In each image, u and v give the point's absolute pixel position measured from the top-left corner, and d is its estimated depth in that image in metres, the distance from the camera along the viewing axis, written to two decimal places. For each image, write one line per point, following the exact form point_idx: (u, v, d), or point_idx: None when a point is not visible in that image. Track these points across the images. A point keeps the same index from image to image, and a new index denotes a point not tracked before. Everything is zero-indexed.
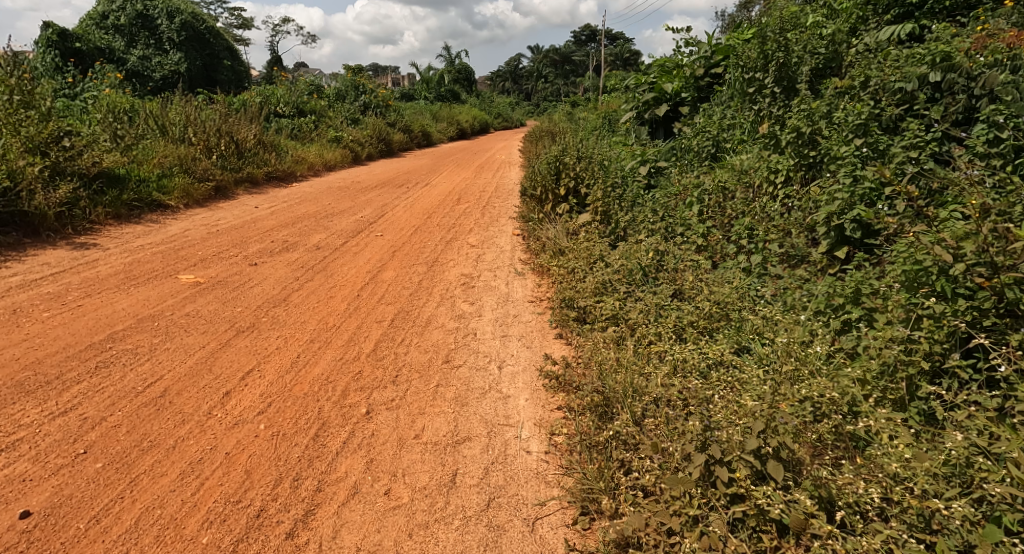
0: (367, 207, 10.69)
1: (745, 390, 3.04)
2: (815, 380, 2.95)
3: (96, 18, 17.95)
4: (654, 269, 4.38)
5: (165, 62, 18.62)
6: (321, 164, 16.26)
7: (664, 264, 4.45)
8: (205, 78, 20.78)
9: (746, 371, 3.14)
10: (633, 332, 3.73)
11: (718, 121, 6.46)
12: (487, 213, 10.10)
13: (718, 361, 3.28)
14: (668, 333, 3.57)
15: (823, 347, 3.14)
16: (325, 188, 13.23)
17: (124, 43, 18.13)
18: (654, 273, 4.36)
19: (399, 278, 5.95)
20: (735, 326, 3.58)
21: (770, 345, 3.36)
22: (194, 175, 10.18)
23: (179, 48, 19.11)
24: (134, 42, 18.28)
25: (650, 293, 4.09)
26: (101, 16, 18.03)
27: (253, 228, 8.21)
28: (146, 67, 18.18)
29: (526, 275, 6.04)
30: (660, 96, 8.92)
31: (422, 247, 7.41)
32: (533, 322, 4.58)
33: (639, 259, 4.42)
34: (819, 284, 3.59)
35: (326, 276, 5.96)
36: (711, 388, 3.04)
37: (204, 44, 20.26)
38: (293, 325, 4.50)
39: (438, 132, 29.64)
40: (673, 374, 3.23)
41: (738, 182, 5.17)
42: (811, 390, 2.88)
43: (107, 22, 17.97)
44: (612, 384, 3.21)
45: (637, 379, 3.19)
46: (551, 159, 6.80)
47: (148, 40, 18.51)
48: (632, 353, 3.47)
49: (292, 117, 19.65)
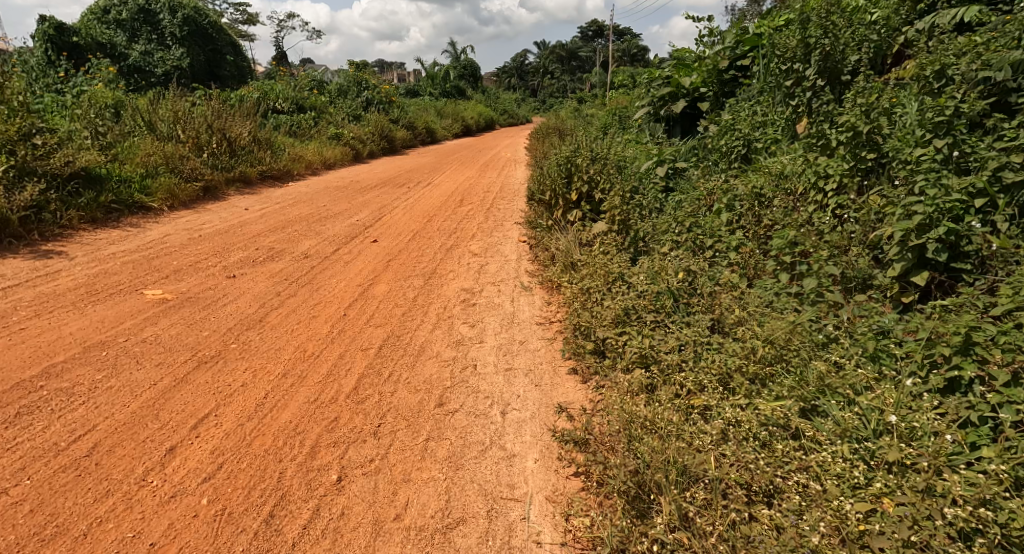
0: (364, 209, 10.10)
1: (822, 474, 2.49)
2: (932, 474, 2.36)
3: (96, 13, 17.56)
4: (685, 293, 3.77)
5: (167, 58, 18.22)
6: (320, 163, 15.70)
7: (696, 287, 3.84)
8: (207, 73, 20.32)
9: (826, 448, 2.59)
10: (668, 381, 3.14)
11: (748, 119, 5.83)
12: (491, 216, 9.50)
13: (782, 426, 2.74)
14: (713, 385, 3.00)
15: (935, 423, 2.48)
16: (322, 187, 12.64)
17: (125, 39, 17.75)
18: (684, 298, 3.74)
19: (391, 293, 5.36)
20: (795, 376, 2.97)
21: (848, 409, 2.72)
22: (180, 175, 9.61)
23: (181, 43, 18.72)
24: (136, 38, 17.90)
25: (683, 325, 3.49)
26: (102, 11, 17.66)
27: (240, 232, 7.64)
28: (149, 63, 17.81)
29: (533, 289, 5.44)
30: (678, 91, 8.28)
31: (420, 256, 6.81)
32: (541, 353, 3.97)
33: (667, 281, 3.81)
34: (904, 326, 2.98)
35: (310, 291, 5.38)
36: (782, 469, 2.55)
37: (208, 40, 19.90)
38: (265, 353, 3.92)
39: (442, 129, 29.03)
40: (724, 440, 2.72)
41: (776, 188, 4.55)
42: (930, 487, 2.33)
43: (109, 17, 17.62)
44: (648, 460, 2.61)
45: (683, 457, 2.61)
46: (562, 160, 6.17)
47: (151, 36, 18.14)
48: (671, 413, 2.90)
49: (292, 113, 19.09)
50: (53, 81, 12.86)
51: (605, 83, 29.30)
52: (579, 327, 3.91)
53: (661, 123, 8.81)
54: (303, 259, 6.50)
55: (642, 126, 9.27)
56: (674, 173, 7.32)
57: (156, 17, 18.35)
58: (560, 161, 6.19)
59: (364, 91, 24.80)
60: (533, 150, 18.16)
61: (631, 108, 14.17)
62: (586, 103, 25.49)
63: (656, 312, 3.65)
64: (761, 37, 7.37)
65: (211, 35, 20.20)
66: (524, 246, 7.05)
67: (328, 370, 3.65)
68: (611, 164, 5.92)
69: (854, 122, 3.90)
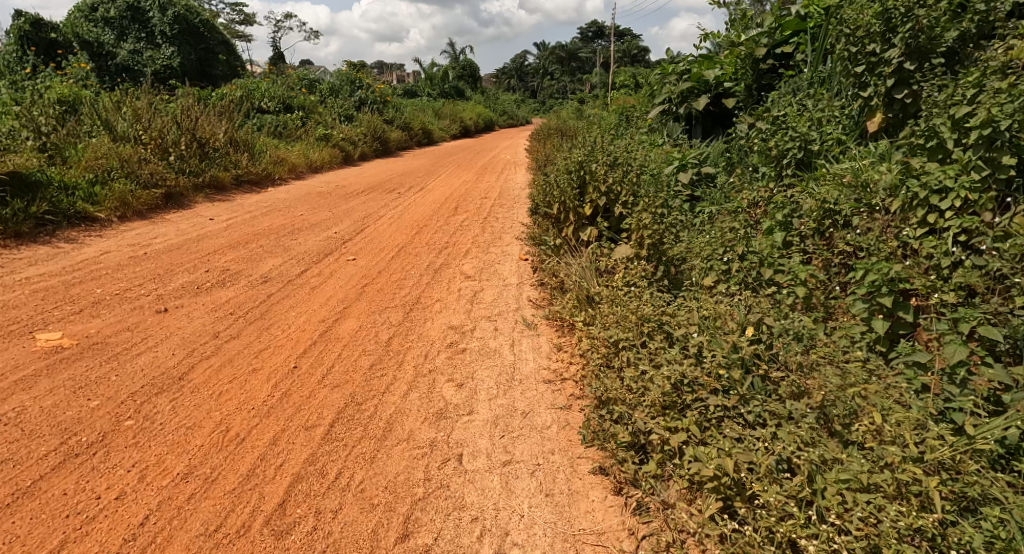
0: (346, 219, 9.06)
1: None
2: None
3: (83, 10, 16.59)
4: (757, 362, 2.77)
5: (157, 57, 17.25)
6: (304, 166, 14.68)
7: (768, 356, 2.82)
8: (200, 74, 19.17)
9: None
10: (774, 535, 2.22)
11: (804, 115, 4.80)
12: (488, 227, 8.49)
13: None
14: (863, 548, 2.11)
15: None
16: (304, 193, 11.59)
17: (113, 37, 16.77)
18: (756, 370, 2.74)
19: (359, 333, 4.33)
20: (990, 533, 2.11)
21: None
22: (137, 180, 8.57)
23: (171, 41, 17.71)
24: (124, 36, 16.93)
25: (770, 422, 2.53)
26: (90, 8, 16.70)
27: (194, 247, 6.60)
28: (138, 62, 16.80)
29: (538, 326, 4.43)
30: (700, 86, 7.26)
31: (401, 280, 5.77)
32: (552, 436, 2.95)
33: (731, 348, 2.79)
34: None
35: (257, 327, 4.36)
36: None
37: (198, 38, 18.73)
38: (168, 426, 2.90)
39: (439, 131, 27.99)
40: None
41: (857, 203, 3.63)
42: None
43: (96, 15, 16.62)
44: None
45: None
46: (574, 165, 5.05)
47: (140, 34, 17.19)
48: None
49: (279, 113, 18.06)
50: (20, 79, 11.87)
51: (606, 83, 28.36)
52: (606, 402, 2.91)
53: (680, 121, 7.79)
54: (259, 283, 5.46)
55: (656, 126, 8.23)
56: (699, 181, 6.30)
57: (144, 14, 17.38)
58: (569, 165, 5.13)
59: (357, 91, 23.79)
60: (534, 152, 17.19)
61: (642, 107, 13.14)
62: (587, 104, 24.56)
63: (718, 391, 2.67)
64: (805, 21, 6.39)
65: (202, 32, 19.07)
66: (526, 269, 6.02)
67: (247, 464, 2.64)
68: (633, 170, 4.87)
69: (989, 111, 2.96)
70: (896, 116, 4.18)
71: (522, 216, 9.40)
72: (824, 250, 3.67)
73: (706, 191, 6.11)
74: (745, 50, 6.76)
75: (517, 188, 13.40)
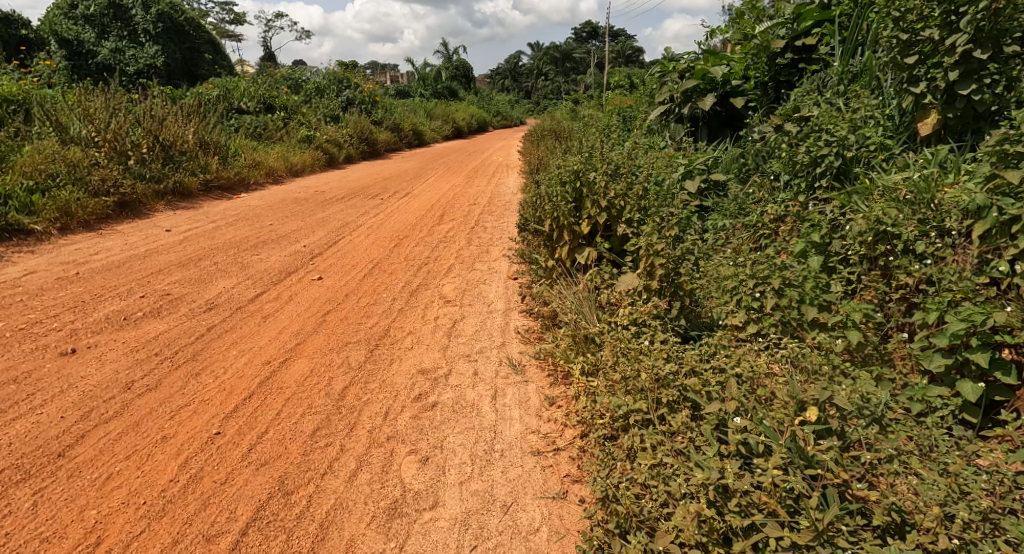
0: (319, 230, 8.31)
1: None
2: None
3: (63, 8, 15.85)
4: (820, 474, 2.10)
5: (140, 56, 16.44)
6: (282, 169, 13.98)
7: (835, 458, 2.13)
8: (184, 73, 18.31)
9: None
10: None
11: (840, 115, 4.05)
12: (476, 239, 7.77)
13: None
14: None
15: None
16: (278, 200, 10.85)
17: (94, 35, 15.93)
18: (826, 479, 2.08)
19: (309, 378, 3.61)
20: None
21: None
22: (87, 188, 8.04)
23: (155, 39, 16.90)
24: (105, 34, 16.10)
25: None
26: (71, 6, 15.95)
27: (138, 267, 5.90)
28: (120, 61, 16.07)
29: (527, 368, 3.70)
30: (706, 83, 6.52)
31: (370, 306, 5.05)
32: (540, 548, 2.32)
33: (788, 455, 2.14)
34: None
35: (184, 369, 3.65)
36: None
37: (184, 37, 17.85)
38: (17, 535, 2.33)
39: (430, 132, 27.19)
40: None
41: (918, 227, 2.93)
42: None
43: (77, 12, 15.85)
44: None
45: None
46: (569, 174, 4.27)
47: (122, 32, 16.37)
48: None
49: (259, 114, 17.33)
50: None
51: (601, 84, 27.66)
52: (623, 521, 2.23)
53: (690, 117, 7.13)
54: (202, 310, 4.75)
55: (656, 129, 7.48)
56: (706, 190, 5.58)
57: (127, 12, 16.55)
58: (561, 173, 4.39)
59: (345, 91, 23.03)
60: (526, 155, 16.43)
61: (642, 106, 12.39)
62: (582, 105, 23.86)
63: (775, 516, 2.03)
64: (829, 10, 5.65)
65: (189, 31, 18.24)
66: (515, 292, 5.30)
67: None
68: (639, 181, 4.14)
69: None
70: (954, 115, 3.49)
71: (513, 226, 8.67)
72: (879, 284, 2.96)
73: (718, 203, 5.38)
74: (761, 43, 6.01)
75: (508, 193, 12.65)
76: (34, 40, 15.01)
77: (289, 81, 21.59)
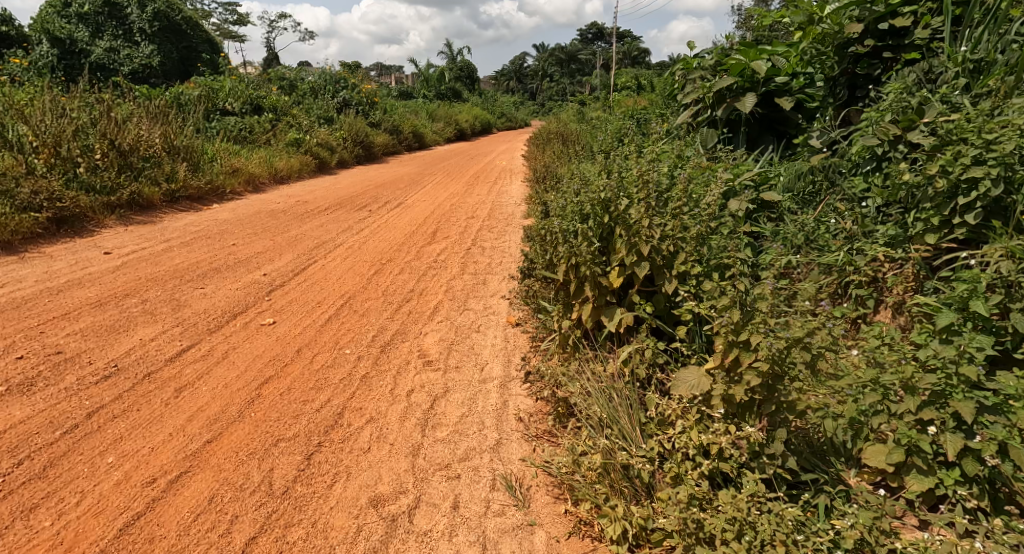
0: (288, 252, 7.13)
1: None
2: None
3: (55, 6, 15.05)
4: None
5: (135, 55, 15.64)
6: (264, 176, 12.91)
7: None
8: (182, 73, 17.47)
9: None
10: None
11: (978, 124, 2.86)
12: (471, 266, 6.58)
13: None
14: None
15: None
16: (251, 214, 9.68)
17: (87, 34, 15.12)
18: None
19: (203, 514, 2.48)
20: None
21: None
22: (15, 202, 6.93)
23: (153, 39, 16.26)
24: (99, 33, 15.28)
25: None
26: (63, 3, 15.08)
27: (43, 305, 4.74)
28: (114, 61, 15.24)
29: (531, 497, 2.59)
30: (745, 81, 5.32)
31: (325, 369, 3.87)
32: None
33: None
34: None
35: (18, 496, 2.54)
36: None
37: (183, 36, 17.14)
38: None
39: (431, 134, 25.96)
40: None
41: None
42: None
43: (69, 10, 15.06)
44: None
45: None
46: (596, 202, 3.04)
47: (116, 31, 15.54)
48: None
49: (246, 116, 16.24)
50: None
51: (610, 85, 26.33)
52: None
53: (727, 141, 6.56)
54: (96, 376, 3.58)
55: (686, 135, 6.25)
56: (756, 215, 4.37)
57: (122, 10, 15.78)
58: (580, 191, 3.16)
59: (341, 91, 21.88)
60: (532, 160, 15.21)
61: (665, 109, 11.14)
62: (589, 107, 22.58)
63: None
64: None
65: (186, 31, 17.50)
66: (515, 347, 4.14)
67: None
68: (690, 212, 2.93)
69: None
70: None
71: (517, 248, 7.47)
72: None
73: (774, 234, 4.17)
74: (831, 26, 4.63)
75: (510, 204, 11.44)
76: (15, 37, 13.99)
77: (283, 82, 20.52)
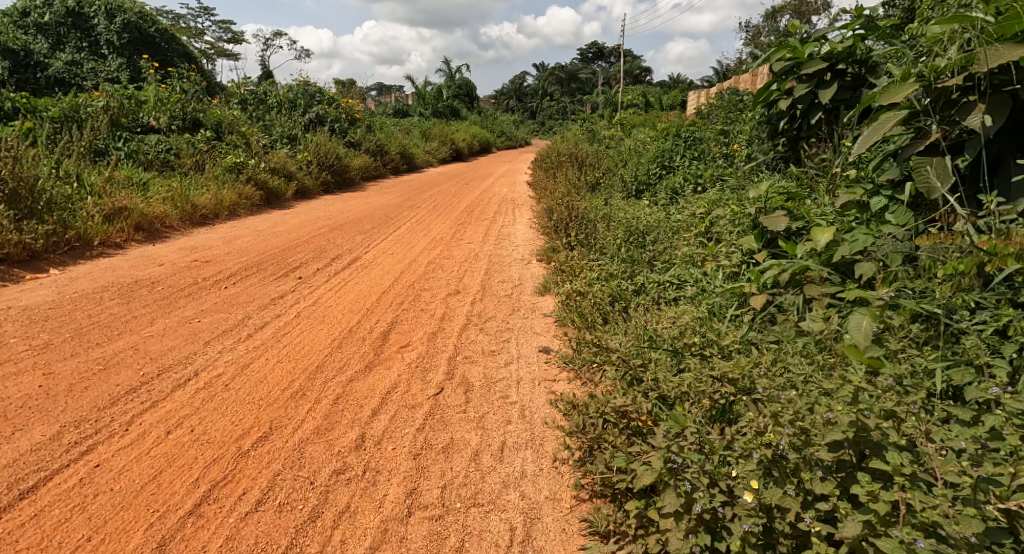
0: (39, 421, 3.37)
1: None
2: None
3: (9, 15, 12.34)
4: None
5: (101, 69, 12.89)
6: (172, 219, 9.33)
7: None
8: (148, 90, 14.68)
9: None
10: None
11: None
12: (437, 476, 3.03)
13: None
14: None
15: None
16: (95, 289, 5.99)
17: (48, 46, 12.44)
18: None
19: None
20: None
21: None
22: None
23: (122, 54, 13.50)
24: (61, 45, 12.62)
25: None
26: (20, 11, 12.49)
27: None
28: (76, 75, 12.37)
29: None
30: None
31: None
32: None
33: None
34: None
35: None
36: None
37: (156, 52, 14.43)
38: None
39: (422, 154, 22.43)
40: None
41: None
42: None
43: (27, 19, 12.45)
44: None
45: None
46: None
47: (81, 43, 12.91)
48: None
49: (174, 134, 12.45)
50: None
51: (617, 101, 22.81)
52: None
53: (1003, 181, 3.43)
54: None
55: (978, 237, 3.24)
56: None
57: (89, 21, 13.30)
58: None
59: (316, 104, 18.34)
60: (541, 189, 11.68)
61: (757, 129, 7.63)
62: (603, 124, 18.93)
63: None
64: None
65: (164, 45, 14.81)
66: None
67: None
68: None
69: None
70: None
71: (542, 400, 3.81)
72: None
73: None
74: None
75: (512, 260, 7.86)
76: None
77: (249, 93, 16.82)
